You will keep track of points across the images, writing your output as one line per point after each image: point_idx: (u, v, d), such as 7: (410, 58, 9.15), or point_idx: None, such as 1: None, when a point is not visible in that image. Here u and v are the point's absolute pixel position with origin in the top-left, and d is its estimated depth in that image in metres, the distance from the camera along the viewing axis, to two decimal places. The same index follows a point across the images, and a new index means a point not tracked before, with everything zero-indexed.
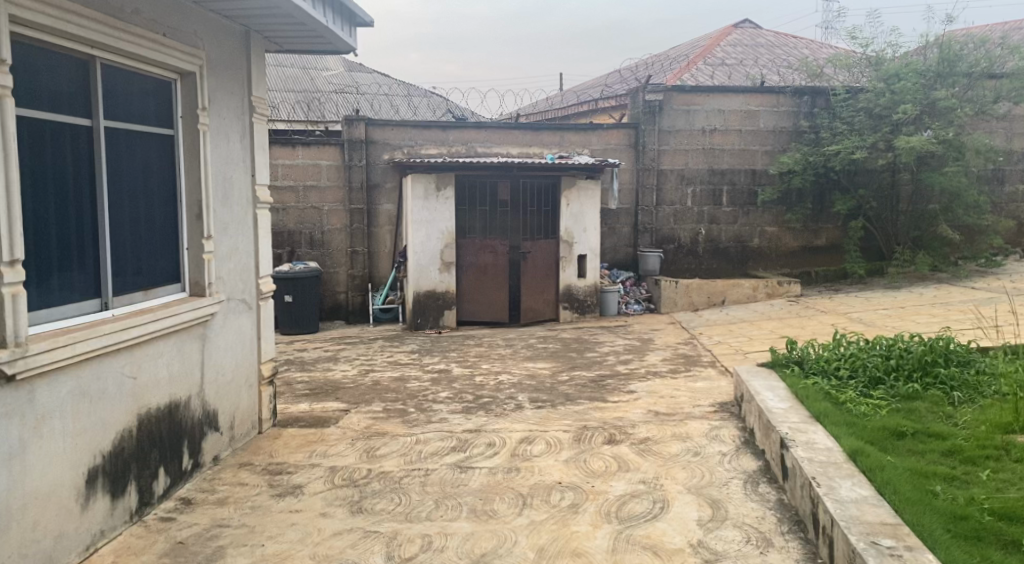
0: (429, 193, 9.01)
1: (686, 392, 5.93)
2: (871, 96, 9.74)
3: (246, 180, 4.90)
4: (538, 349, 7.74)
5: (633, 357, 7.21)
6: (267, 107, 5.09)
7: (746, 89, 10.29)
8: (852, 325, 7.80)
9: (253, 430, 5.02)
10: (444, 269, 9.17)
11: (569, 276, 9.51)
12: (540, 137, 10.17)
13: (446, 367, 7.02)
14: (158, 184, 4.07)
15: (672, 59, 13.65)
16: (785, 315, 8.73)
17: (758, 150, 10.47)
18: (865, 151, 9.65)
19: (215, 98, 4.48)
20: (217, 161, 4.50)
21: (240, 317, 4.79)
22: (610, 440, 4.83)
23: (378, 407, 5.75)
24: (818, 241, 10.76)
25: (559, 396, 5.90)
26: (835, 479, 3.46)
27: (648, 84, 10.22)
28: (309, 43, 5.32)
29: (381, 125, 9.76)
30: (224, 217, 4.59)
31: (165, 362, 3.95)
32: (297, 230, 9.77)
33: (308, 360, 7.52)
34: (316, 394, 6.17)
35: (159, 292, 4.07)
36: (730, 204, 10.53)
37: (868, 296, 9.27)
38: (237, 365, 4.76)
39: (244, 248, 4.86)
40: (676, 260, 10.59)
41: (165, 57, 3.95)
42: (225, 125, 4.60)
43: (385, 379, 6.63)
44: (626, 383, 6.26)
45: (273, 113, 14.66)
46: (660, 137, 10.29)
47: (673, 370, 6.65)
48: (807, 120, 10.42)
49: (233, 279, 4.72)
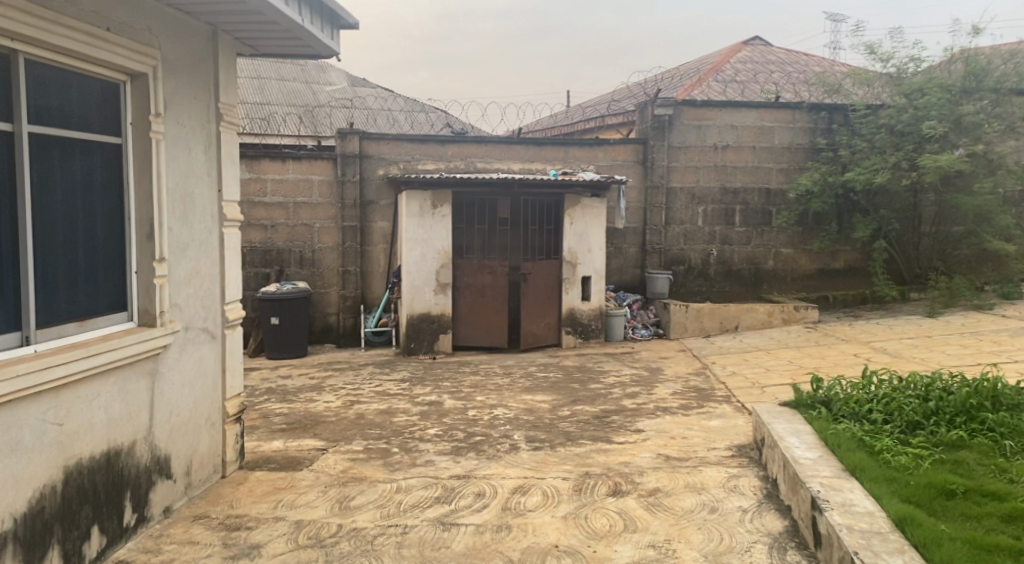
0: (425, 210, 8.52)
1: (699, 432, 5.37)
2: (893, 111, 9.20)
3: (212, 196, 4.41)
4: (538, 379, 7.18)
5: (641, 390, 6.65)
6: (237, 115, 4.61)
7: (760, 103, 9.79)
8: (876, 357, 7.24)
9: (215, 474, 4.48)
10: (440, 290, 8.66)
11: (572, 299, 9.00)
12: (543, 153, 9.69)
13: (438, 398, 6.47)
14: (100, 200, 3.59)
15: (681, 75, 13.18)
16: (803, 343, 8.17)
17: (773, 168, 9.96)
18: (887, 172, 9.10)
19: (174, 103, 4.00)
20: (175, 174, 4.01)
21: (200, 348, 4.28)
22: (615, 491, 4.29)
23: (358, 446, 5.21)
24: (835, 264, 10.21)
25: (559, 435, 5.35)
26: (883, 557, 2.90)
27: (657, 98, 9.72)
28: (284, 46, 4.83)
29: (377, 139, 9.30)
30: (182, 237, 4.09)
31: (102, 405, 3.43)
32: (286, 249, 9.26)
33: (290, 390, 6.98)
34: (293, 431, 5.63)
35: (98, 323, 3.56)
36: (743, 223, 10.00)
37: (891, 323, 8.71)
38: (195, 403, 4.24)
39: (208, 271, 4.37)
40: (686, 283, 10.07)
41: (109, 55, 3.48)
42: (187, 134, 4.12)
43: (370, 412, 6.08)
44: (632, 420, 5.70)
45: (268, 126, 14.26)
46: (669, 153, 9.79)
47: (684, 406, 6.09)
48: (824, 137, 9.91)
49: (193, 305, 4.21)
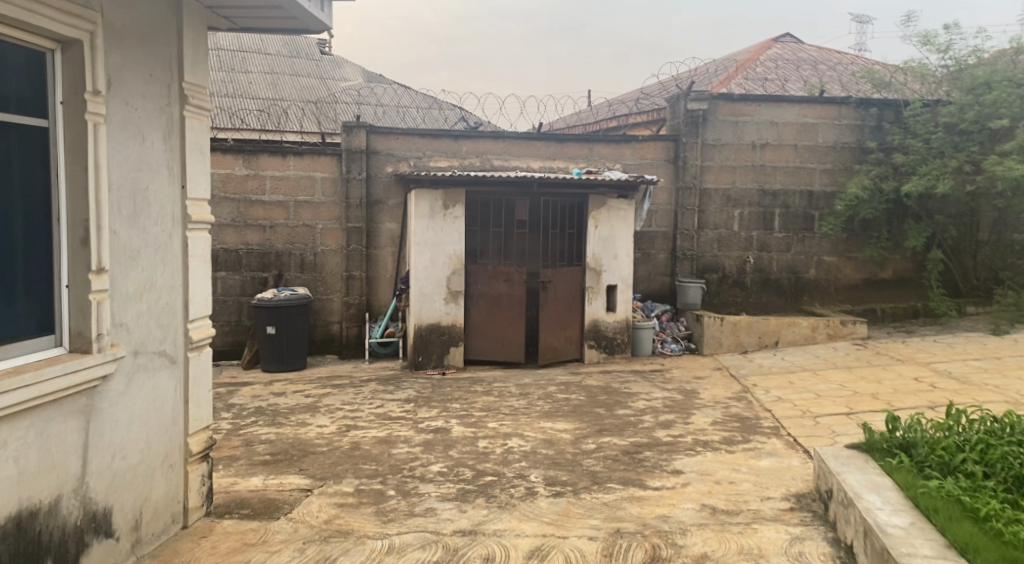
0: (435, 211, 7.79)
1: (748, 476, 4.56)
2: (955, 109, 8.28)
3: (174, 194, 3.70)
4: (558, 401, 6.40)
5: (676, 418, 5.85)
6: (205, 98, 3.89)
7: (803, 98, 8.97)
8: (942, 382, 6.38)
9: (175, 524, 3.75)
10: (452, 299, 7.92)
11: (595, 310, 8.23)
12: (565, 150, 8.93)
13: (445, 425, 5.72)
14: (15, 195, 2.87)
15: (713, 70, 12.31)
16: (854, 363, 7.32)
17: (816, 169, 9.10)
18: (949, 177, 8.20)
19: (121, 80, 3.28)
20: (120, 165, 3.30)
21: (154, 377, 3.56)
22: (653, 557, 3.51)
23: (349, 486, 4.46)
24: (883, 274, 9.34)
25: (584, 476, 4.57)
26: None
27: (690, 91, 8.92)
28: (264, 17, 4.11)
29: (385, 133, 8.58)
30: (131, 243, 3.38)
31: (10, 456, 2.72)
32: (286, 252, 8.56)
33: (282, 410, 6.26)
34: (276, 464, 4.90)
35: (10, 352, 2.86)
36: (783, 229, 9.16)
37: (950, 341, 7.83)
38: (148, 442, 3.52)
39: (166, 283, 3.65)
40: (720, 292, 9.24)
41: (29, 14, 2.76)
42: (138, 119, 3.41)
43: (367, 441, 5.34)
44: (668, 457, 4.90)
45: (275, 123, 13.58)
46: (703, 151, 8.99)
47: (728, 439, 5.29)
48: (873, 137, 9.06)
49: (144, 325, 3.49)
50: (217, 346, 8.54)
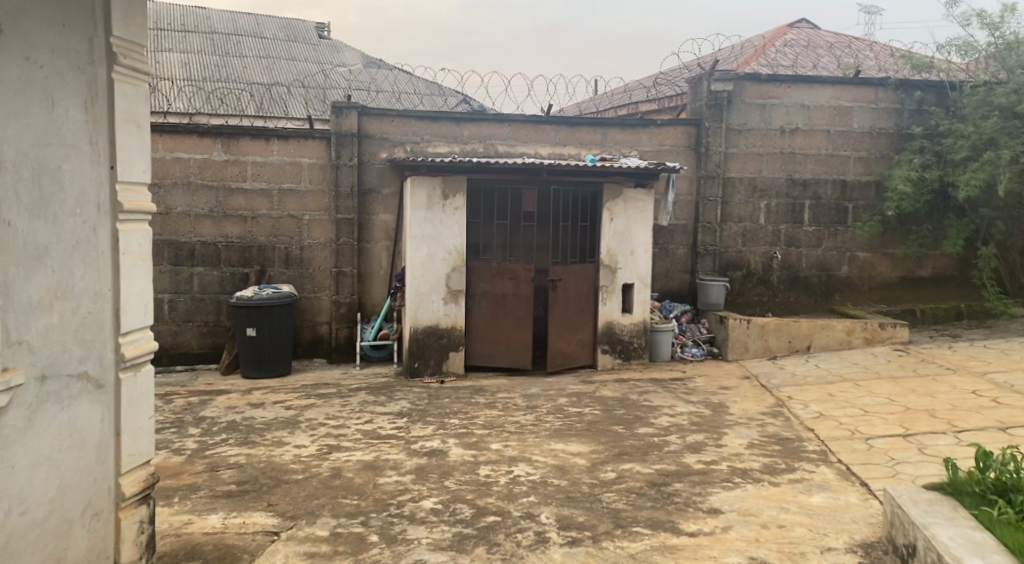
0: (433, 201, 7.04)
1: (801, 518, 3.82)
2: (1008, 90, 7.50)
3: (98, 176, 2.96)
4: (570, 417, 5.65)
5: (706, 439, 5.11)
6: (140, 59, 3.14)
7: (835, 79, 8.19)
8: (1005, 397, 5.61)
9: None
10: (451, 298, 7.18)
11: (610, 311, 7.49)
12: (576, 135, 8.17)
13: (441, 446, 4.98)
14: None
15: (733, 52, 11.49)
16: (899, 373, 6.56)
17: (850, 156, 8.33)
18: (1002, 166, 7.42)
19: (16, 27, 2.55)
20: (17, 139, 2.57)
21: (70, 406, 2.84)
22: None
23: (324, 529, 3.73)
24: (922, 271, 8.57)
25: (604, 517, 3.84)
26: None
27: (714, 70, 8.14)
28: None
29: (379, 116, 7.83)
30: (35, 238, 2.65)
31: None
32: (269, 245, 7.83)
33: (258, 426, 5.53)
34: (242, 497, 4.17)
35: None
36: (813, 222, 8.39)
37: (1003, 347, 7.06)
38: (62, 489, 2.79)
39: (87, 287, 2.92)
40: (744, 291, 8.47)
41: None
42: (44, 80, 2.68)
43: (351, 467, 4.60)
44: (702, 492, 4.16)
45: (266, 109, 12.80)
46: (727, 136, 8.21)
47: (770, 467, 4.55)
48: (915, 121, 8.28)
49: (55, 341, 2.77)
50: (195, 348, 7.82)
